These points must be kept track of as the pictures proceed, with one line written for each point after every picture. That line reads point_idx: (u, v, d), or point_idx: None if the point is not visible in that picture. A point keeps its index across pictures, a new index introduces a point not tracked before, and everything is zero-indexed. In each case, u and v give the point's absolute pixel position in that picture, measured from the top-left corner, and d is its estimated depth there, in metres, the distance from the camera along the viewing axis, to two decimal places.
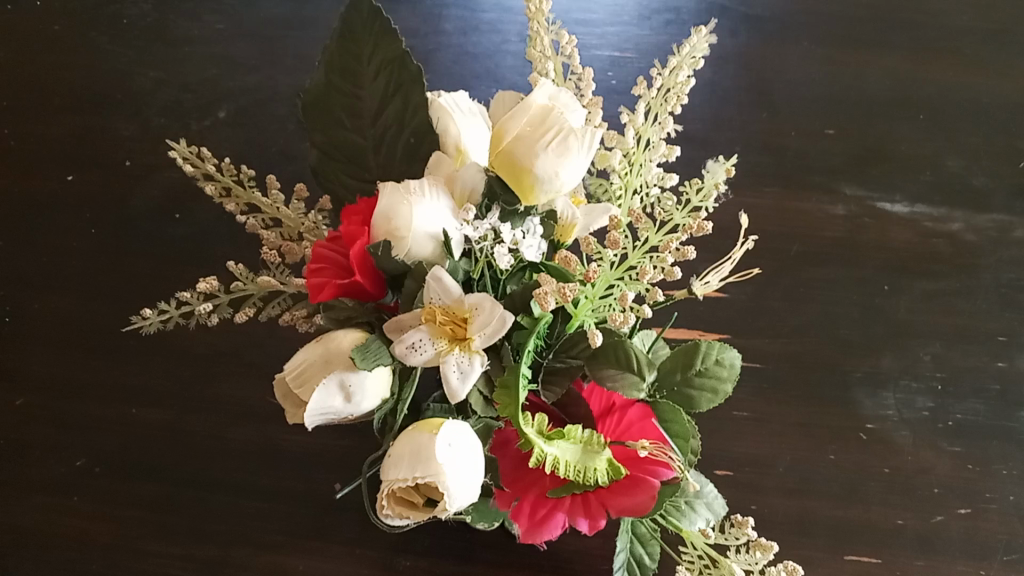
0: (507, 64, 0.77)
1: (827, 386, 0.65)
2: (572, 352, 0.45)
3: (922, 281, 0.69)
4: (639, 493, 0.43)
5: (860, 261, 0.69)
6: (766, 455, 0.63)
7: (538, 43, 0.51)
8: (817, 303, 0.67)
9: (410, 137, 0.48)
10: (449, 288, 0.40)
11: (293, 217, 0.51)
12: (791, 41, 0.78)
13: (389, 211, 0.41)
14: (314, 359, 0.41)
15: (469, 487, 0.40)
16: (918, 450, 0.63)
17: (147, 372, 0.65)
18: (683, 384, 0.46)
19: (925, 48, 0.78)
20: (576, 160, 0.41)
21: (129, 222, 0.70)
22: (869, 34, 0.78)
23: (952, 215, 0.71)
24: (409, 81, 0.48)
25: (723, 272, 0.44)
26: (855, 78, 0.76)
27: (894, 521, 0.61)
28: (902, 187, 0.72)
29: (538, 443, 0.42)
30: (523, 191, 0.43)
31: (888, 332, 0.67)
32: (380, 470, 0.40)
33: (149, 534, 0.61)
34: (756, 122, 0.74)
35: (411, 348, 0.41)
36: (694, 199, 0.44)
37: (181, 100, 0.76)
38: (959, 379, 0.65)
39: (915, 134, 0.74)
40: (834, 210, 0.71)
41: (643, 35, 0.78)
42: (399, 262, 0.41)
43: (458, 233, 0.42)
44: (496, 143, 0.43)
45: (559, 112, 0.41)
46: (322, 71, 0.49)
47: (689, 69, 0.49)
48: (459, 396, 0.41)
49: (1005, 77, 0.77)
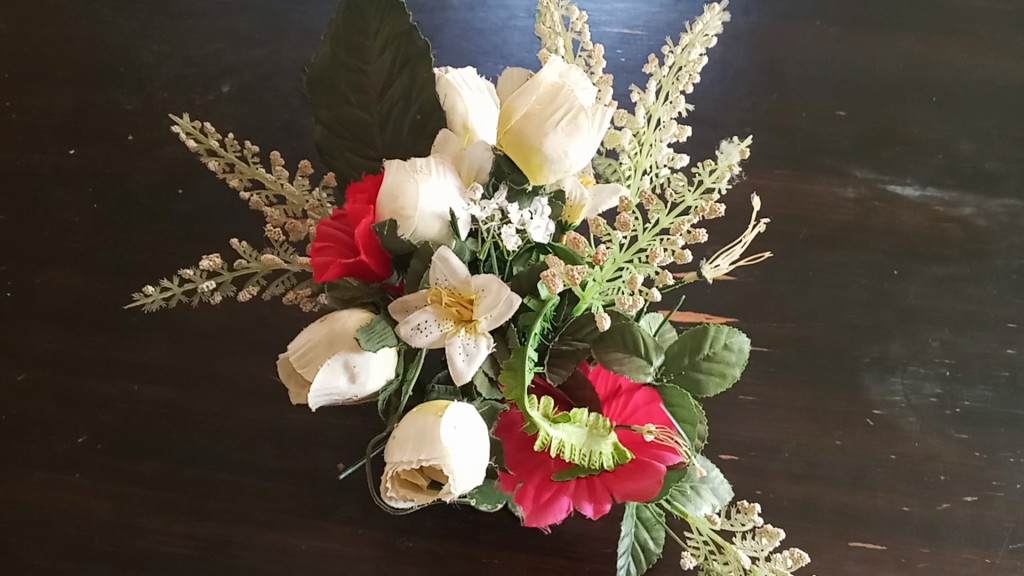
0: (514, 41, 0.76)
1: (834, 370, 0.64)
2: (578, 335, 0.45)
3: (933, 266, 0.68)
4: (645, 479, 0.44)
5: (870, 245, 0.68)
6: (771, 440, 0.62)
7: (547, 18, 0.50)
8: (826, 287, 0.67)
9: (416, 114, 0.47)
10: (456, 270, 0.40)
11: (297, 195, 0.51)
12: (803, 20, 0.77)
13: (395, 189, 0.40)
14: (318, 339, 0.41)
15: (473, 469, 0.39)
16: (926, 436, 0.63)
17: (149, 349, 0.65)
18: (690, 368, 0.46)
19: (940, 29, 0.77)
20: (585, 139, 0.41)
21: (132, 197, 0.70)
22: (883, 14, 0.77)
23: (963, 199, 0.70)
24: (415, 56, 0.47)
25: (734, 256, 0.43)
26: (868, 59, 0.75)
27: (900, 508, 0.61)
28: (913, 170, 0.71)
29: (543, 427, 0.41)
30: (530, 172, 0.42)
31: (897, 318, 0.66)
32: (385, 452, 0.39)
33: (151, 512, 0.61)
34: (766, 102, 0.73)
35: (416, 329, 0.40)
36: (707, 181, 0.43)
37: (185, 73, 0.75)
38: (968, 365, 0.65)
39: (927, 116, 0.73)
40: (844, 193, 0.70)
41: (653, 12, 0.77)
42: (405, 242, 0.41)
43: (465, 213, 0.41)
44: (503, 122, 0.42)
45: (570, 90, 0.40)
46: (328, 45, 0.48)
47: (702, 47, 0.48)
48: (465, 378, 0.40)
49: (1019, 59, 0.75)
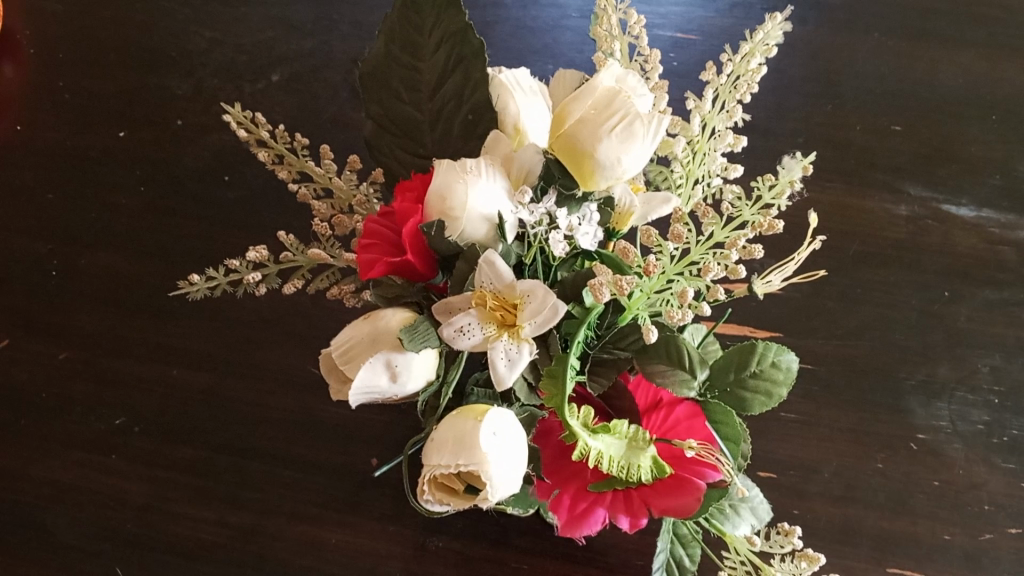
0: (565, 41, 0.75)
1: (879, 392, 0.63)
2: (620, 344, 0.44)
3: (985, 290, 0.66)
4: (683, 495, 0.43)
5: (921, 264, 0.67)
6: (811, 459, 0.61)
7: (605, 21, 0.49)
8: (874, 305, 0.65)
9: (467, 113, 0.47)
10: (502, 273, 0.39)
11: (344, 189, 0.50)
12: (861, 31, 0.75)
13: (444, 189, 0.39)
14: (361, 337, 0.40)
15: (510, 477, 0.39)
16: (970, 464, 0.61)
17: (190, 335, 0.65)
18: (736, 384, 0.45)
19: (1003, 45, 0.75)
20: (639, 147, 0.40)
21: (180, 182, 0.70)
22: (943, 28, 0.76)
23: (1021, 221, 0.68)
24: (469, 55, 0.46)
25: (788, 272, 0.42)
26: (926, 73, 0.74)
27: (940, 536, 0.59)
28: (969, 191, 0.69)
29: (582, 436, 0.41)
30: (583, 178, 0.42)
31: (947, 340, 0.64)
32: (422, 454, 0.39)
33: (185, 497, 0.61)
34: (820, 113, 0.72)
35: (459, 331, 0.40)
36: (766, 195, 0.41)
37: (236, 61, 0.75)
38: (1017, 394, 0.63)
39: (986, 135, 0.71)
40: (896, 210, 0.68)
41: (708, 17, 0.76)
42: (451, 243, 0.40)
43: (513, 216, 0.41)
44: (557, 126, 0.42)
45: (626, 96, 0.40)
46: (381, 41, 0.48)
47: (761, 56, 0.48)
48: (506, 384, 0.40)
49: None
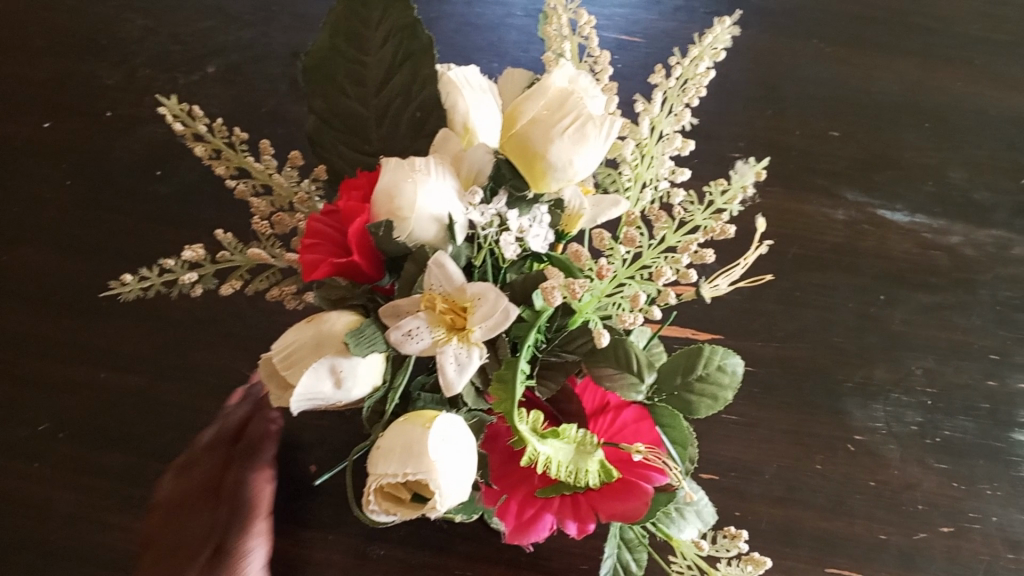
0: (511, 40, 0.75)
1: (818, 394, 0.64)
2: (569, 347, 0.43)
3: (919, 294, 0.68)
4: (632, 500, 0.43)
5: (858, 268, 0.68)
6: (753, 461, 0.62)
7: (555, 20, 0.49)
8: (812, 309, 0.66)
9: (415, 111, 0.46)
10: (452, 276, 0.38)
11: (284, 187, 0.48)
12: (801, 38, 0.77)
13: (392, 188, 0.38)
14: (304, 340, 0.39)
15: (460, 486, 0.38)
16: (906, 465, 0.62)
17: (120, 335, 0.63)
18: (682, 389, 0.45)
19: (937, 55, 0.77)
20: (592, 148, 0.39)
21: (109, 176, 0.67)
22: (879, 38, 0.78)
23: (952, 227, 0.70)
24: (418, 51, 0.45)
25: (734, 276, 0.42)
26: (863, 80, 0.75)
27: (878, 535, 0.61)
28: (904, 197, 0.71)
29: (531, 442, 0.40)
30: (534, 177, 0.41)
31: (883, 343, 0.66)
32: (368, 462, 0.38)
33: (114, 506, 0.59)
34: (761, 118, 0.73)
35: (407, 335, 0.39)
36: (717, 201, 0.41)
37: (170, 51, 0.72)
38: (950, 395, 0.65)
39: (921, 142, 0.73)
40: (834, 215, 0.70)
41: (652, 20, 0.76)
42: (400, 244, 0.39)
43: (464, 218, 0.40)
44: (510, 125, 0.41)
45: (579, 97, 0.39)
46: (327, 33, 0.46)
47: (710, 60, 0.47)
48: (455, 389, 0.39)
49: (1012, 91, 0.76)
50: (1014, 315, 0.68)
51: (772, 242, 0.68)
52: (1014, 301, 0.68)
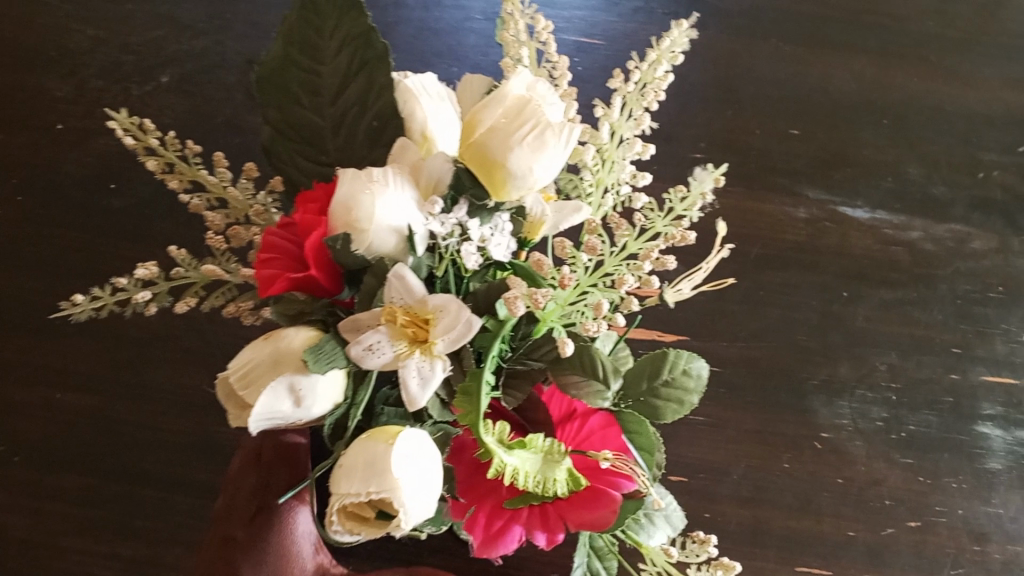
0: (469, 44, 0.74)
1: (784, 393, 0.64)
2: (534, 355, 0.43)
3: (881, 290, 0.68)
4: (600, 508, 0.42)
5: (821, 266, 0.68)
6: (720, 462, 0.62)
7: (513, 26, 0.48)
8: (776, 308, 0.67)
9: (372, 120, 0.45)
10: (412, 287, 0.38)
11: (240, 199, 0.47)
12: (759, 37, 0.77)
13: (349, 200, 0.38)
14: (262, 359, 0.38)
15: (425, 502, 0.37)
16: (871, 461, 0.63)
17: (75, 354, 0.61)
18: (649, 394, 0.45)
19: (892, 52, 0.78)
20: (552, 156, 0.39)
21: (61, 191, 0.66)
22: (836, 36, 0.78)
23: (912, 223, 0.71)
24: (374, 59, 0.45)
25: (696, 281, 0.42)
26: (821, 79, 0.76)
27: (845, 532, 0.61)
28: (864, 193, 0.71)
29: (498, 453, 0.40)
30: (494, 187, 0.40)
31: (846, 340, 0.66)
32: (330, 482, 0.37)
33: (73, 530, 0.57)
34: (721, 119, 0.73)
35: (368, 350, 0.38)
36: (677, 208, 0.40)
37: (122, 61, 0.71)
38: (913, 390, 0.65)
39: (880, 138, 0.74)
40: (795, 213, 0.70)
41: (611, 21, 0.76)
42: (358, 257, 0.38)
43: (423, 227, 0.39)
44: (468, 134, 0.41)
45: (537, 105, 0.39)
46: (279, 42, 0.45)
47: (667, 64, 0.47)
48: (419, 404, 0.38)
49: (966, 86, 0.77)
50: (974, 309, 0.68)
51: (734, 245, 0.67)
52: (974, 295, 0.69)
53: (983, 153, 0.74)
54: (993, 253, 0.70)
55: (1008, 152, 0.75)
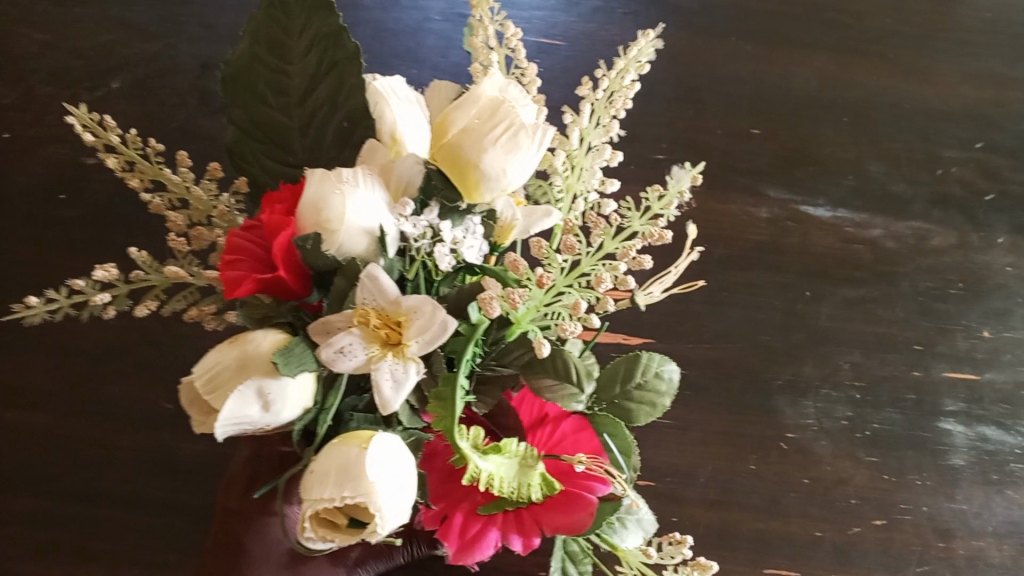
0: (429, 44, 0.74)
1: (749, 392, 0.65)
2: (505, 360, 0.43)
3: (843, 288, 0.69)
4: (577, 510, 0.42)
5: (783, 265, 0.69)
6: (687, 465, 0.62)
7: (482, 32, 0.48)
8: (739, 308, 0.67)
9: (342, 120, 0.44)
10: (385, 288, 0.37)
11: (203, 200, 0.46)
12: (720, 36, 0.78)
13: (319, 200, 0.37)
14: (229, 362, 0.37)
15: (401, 507, 0.36)
16: (837, 460, 0.64)
17: (27, 370, 0.60)
18: (622, 397, 0.45)
19: (849, 47, 0.80)
20: (525, 157, 0.39)
21: (8, 200, 0.63)
22: (794, 32, 0.80)
23: (873, 220, 0.72)
24: (344, 59, 0.44)
25: (667, 283, 0.42)
26: (782, 78, 0.77)
27: (812, 533, 0.61)
28: (825, 192, 0.73)
29: (473, 459, 0.39)
30: (465, 188, 0.40)
31: (810, 340, 0.67)
32: (301, 488, 0.36)
33: (23, 555, 0.55)
34: (683, 119, 0.74)
35: (339, 353, 0.37)
36: (654, 206, 0.41)
37: (72, 67, 0.69)
38: (876, 388, 0.66)
39: (839, 137, 0.75)
40: (757, 213, 0.71)
41: (571, 22, 0.77)
42: (329, 257, 0.37)
43: (395, 228, 0.39)
44: (439, 135, 0.40)
45: (510, 105, 0.38)
46: (247, 41, 0.45)
47: (635, 73, 0.48)
48: (392, 407, 0.37)
49: (923, 82, 0.79)
50: (936, 306, 0.70)
51: (703, 249, 0.69)
52: (935, 291, 0.70)
53: (941, 151, 0.76)
54: (953, 249, 0.72)
55: (966, 148, 0.76)
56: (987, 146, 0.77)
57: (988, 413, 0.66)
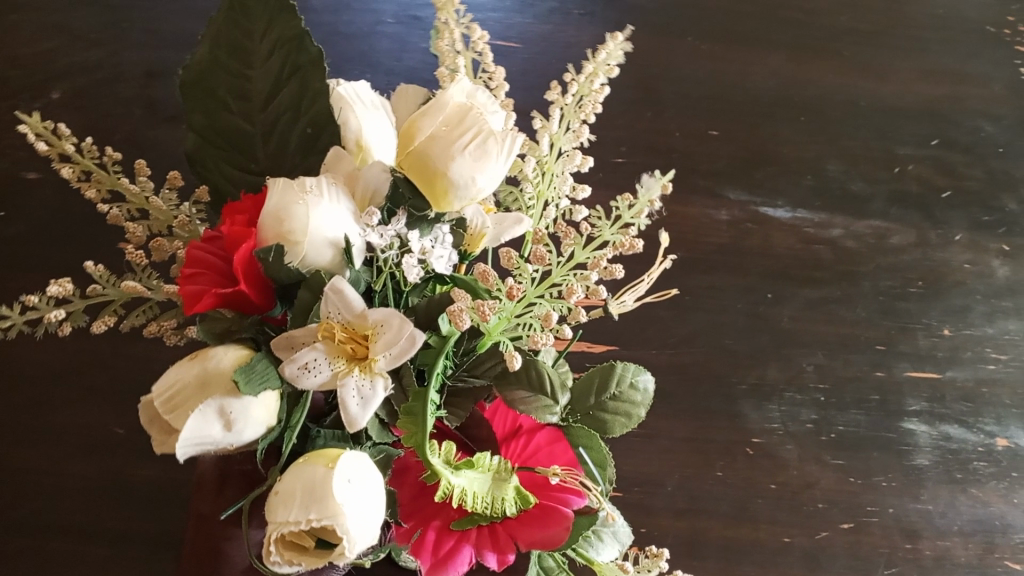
0: (382, 48, 0.73)
1: (714, 398, 0.65)
2: (476, 371, 0.42)
3: (806, 291, 0.70)
4: (552, 526, 0.41)
5: (745, 267, 0.70)
6: (654, 473, 0.62)
7: (449, 35, 0.47)
8: (702, 312, 0.67)
9: (305, 127, 0.43)
10: (351, 302, 0.35)
11: (163, 210, 0.44)
12: (677, 35, 0.79)
13: (280, 210, 0.35)
14: (188, 380, 0.35)
15: (370, 528, 0.35)
16: (804, 464, 0.64)
17: None
18: (596, 408, 0.44)
19: (808, 47, 0.82)
20: (494, 166, 0.38)
21: None
22: (752, 31, 0.82)
23: (832, 220, 0.73)
24: (307, 64, 0.43)
25: (640, 292, 0.41)
26: (741, 76, 0.78)
27: (781, 539, 0.61)
28: (784, 192, 0.73)
29: (445, 475, 0.38)
30: (434, 197, 0.39)
31: (774, 342, 0.67)
32: (266, 510, 0.35)
33: None
34: (641, 121, 0.74)
35: (304, 369, 0.36)
36: (626, 216, 0.40)
37: (7, 78, 0.69)
38: (840, 390, 0.67)
39: (797, 137, 0.76)
40: (717, 215, 0.71)
41: (526, 24, 0.77)
42: (292, 270, 0.36)
43: (360, 239, 0.38)
44: (406, 142, 0.39)
45: (478, 112, 0.38)
46: (205, 44, 0.43)
47: (604, 77, 0.47)
48: (359, 425, 0.36)
49: (880, 79, 0.82)
50: (896, 304, 0.71)
51: (675, 257, 0.68)
52: (895, 290, 0.71)
53: (897, 148, 0.78)
54: (911, 247, 0.73)
55: (923, 145, 0.79)
56: (942, 143, 0.79)
57: (951, 412, 0.67)
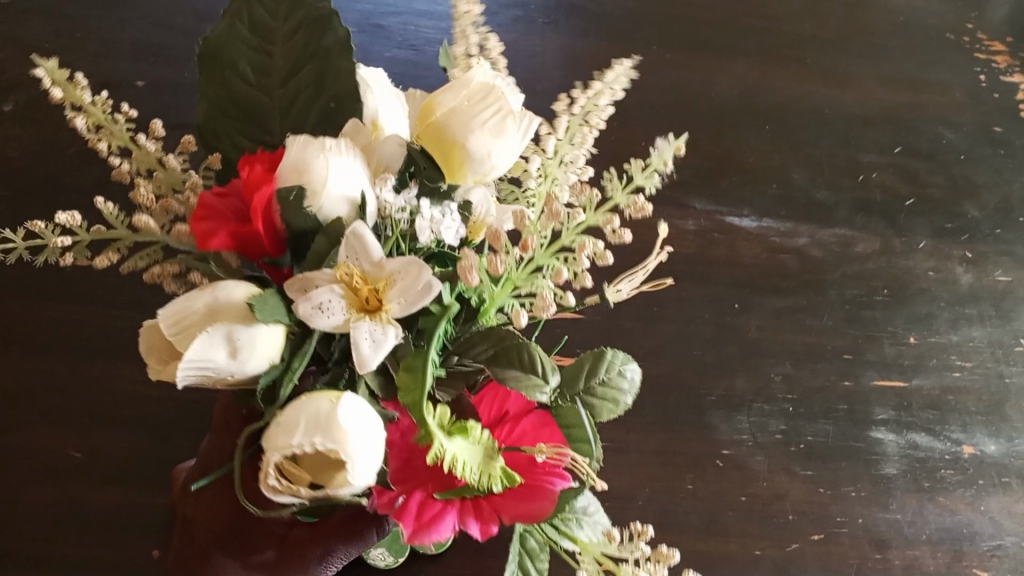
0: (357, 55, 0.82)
1: (683, 410, 0.67)
2: (470, 353, 0.43)
3: (770, 299, 0.74)
4: (539, 498, 0.42)
5: (711, 280, 0.74)
6: (627, 488, 0.63)
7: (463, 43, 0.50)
8: (670, 325, 0.70)
9: (327, 101, 0.45)
10: (370, 247, 0.37)
11: (173, 171, 0.46)
12: (642, 43, 0.88)
13: (300, 162, 0.37)
14: (198, 308, 0.36)
15: (371, 464, 0.36)
16: (773, 475, 0.66)
17: None
18: (584, 392, 0.45)
19: (774, 52, 0.92)
20: (510, 143, 0.40)
21: None
22: (716, 42, 0.90)
23: (797, 229, 0.79)
24: (332, 45, 0.45)
25: (637, 280, 0.43)
26: (706, 83, 0.87)
27: (752, 551, 0.62)
28: (752, 202, 0.79)
29: (437, 436, 0.39)
30: (449, 167, 0.41)
31: (742, 352, 0.71)
32: (269, 437, 0.35)
33: None
34: (609, 137, 0.79)
35: (318, 309, 0.37)
36: (638, 176, 0.42)
37: None
38: (808, 400, 0.69)
39: (761, 142, 0.84)
40: (684, 225, 0.76)
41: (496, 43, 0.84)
42: (308, 216, 0.38)
43: (373, 196, 0.39)
44: (425, 115, 0.41)
45: (500, 91, 0.40)
46: (231, 21, 0.46)
47: (609, 98, 0.50)
48: (369, 365, 0.36)
49: (839, 88, 0.91)
50: (860, 312, 0.75)
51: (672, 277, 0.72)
52: (861, 298, 0.76)
53: (858, 160, 0.85)
54: (876, 254, 0.79)
55: (887, 152, 0.87)
56: (904, 150, 0.87)
57: (917, 420, 0.71)
